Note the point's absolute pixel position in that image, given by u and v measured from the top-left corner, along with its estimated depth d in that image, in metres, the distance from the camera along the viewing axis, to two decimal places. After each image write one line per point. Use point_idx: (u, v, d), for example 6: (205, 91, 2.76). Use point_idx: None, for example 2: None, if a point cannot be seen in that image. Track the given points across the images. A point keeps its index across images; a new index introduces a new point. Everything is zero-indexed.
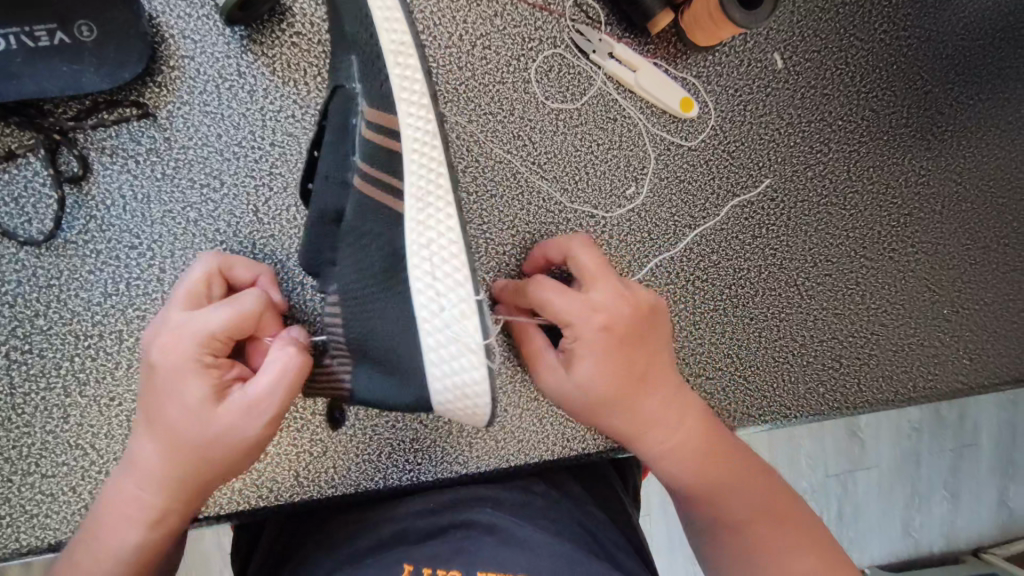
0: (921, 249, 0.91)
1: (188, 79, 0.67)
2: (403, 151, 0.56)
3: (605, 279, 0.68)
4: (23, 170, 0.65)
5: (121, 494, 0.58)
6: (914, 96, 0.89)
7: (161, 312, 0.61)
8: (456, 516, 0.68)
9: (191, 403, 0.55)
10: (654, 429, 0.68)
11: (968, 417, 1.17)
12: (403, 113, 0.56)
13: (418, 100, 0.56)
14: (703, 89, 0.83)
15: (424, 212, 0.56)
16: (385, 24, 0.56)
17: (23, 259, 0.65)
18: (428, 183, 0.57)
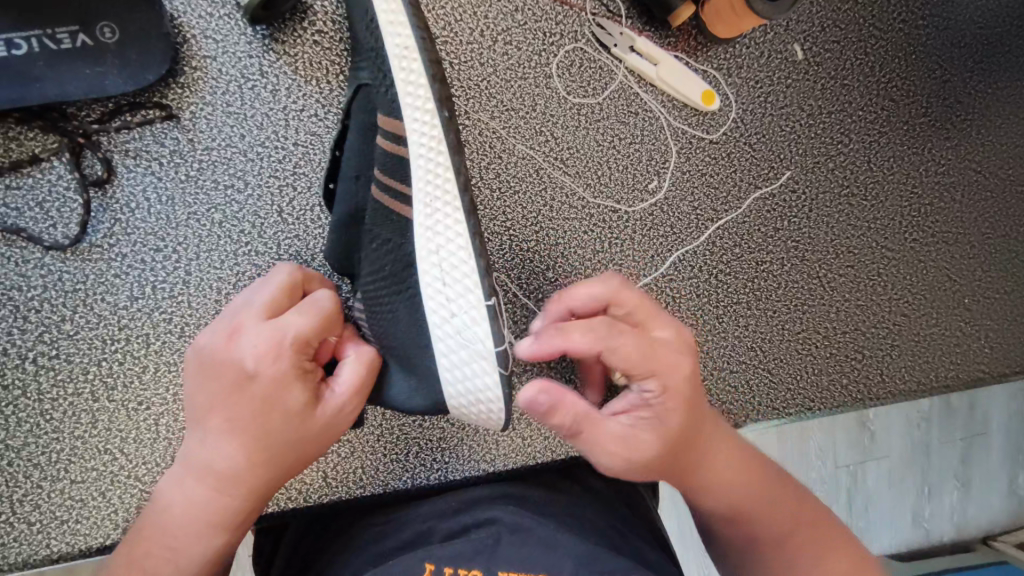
0: (942, 239, 0.90)
1: (211, 80, 0.66)
2: (409, 156, 0.55)
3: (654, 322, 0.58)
4: (47, 174, 0.64)
5: (190, 500, 0.54)
6: (933, 85, 0.89)
7: (234, 313, 0.57)
8: (481, 514, 0.67)
9: (293, 409, 0.54)
10: (716, 467, 0.60)
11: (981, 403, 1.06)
12: (408, 119, 0.55)
13: (421, 104, 0.54)
14: (724, 81, 0.83)
15: (431, 217, 0.55)
16: (388, 27, 0.55)
17: (49, 264, 0.65)
18: (435, 188, 0.55)
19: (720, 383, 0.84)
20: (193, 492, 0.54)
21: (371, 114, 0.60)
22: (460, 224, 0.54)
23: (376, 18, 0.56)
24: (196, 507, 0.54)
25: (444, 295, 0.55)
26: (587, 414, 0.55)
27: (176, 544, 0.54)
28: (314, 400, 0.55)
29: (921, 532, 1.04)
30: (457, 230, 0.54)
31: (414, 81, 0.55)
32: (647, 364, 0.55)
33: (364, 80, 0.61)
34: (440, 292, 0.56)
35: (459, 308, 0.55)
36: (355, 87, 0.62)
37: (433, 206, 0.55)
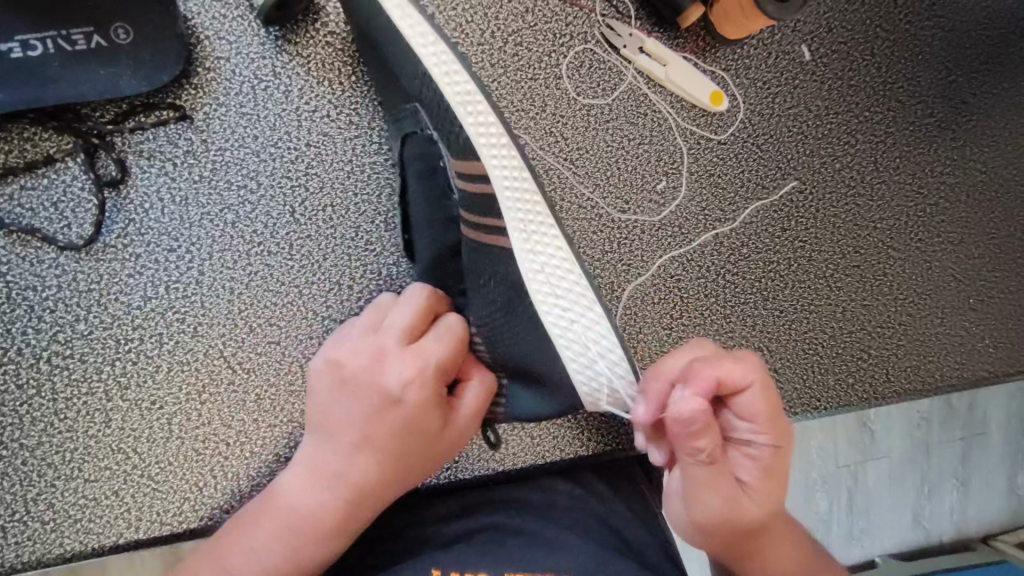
0: (947, 239, 0.91)
1: (223, 80, 0.67)
2: (495, 190, 0.57)
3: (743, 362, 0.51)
4: (62, 175, 0.65)
5: (314, 507, 0.58)
6: (939, 86, 0.89)
7: (366, 336, 0.61)
8: (488, 520, 0.70)
9: (426, 428, 0.59)
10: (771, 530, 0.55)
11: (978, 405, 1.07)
12: (485, 154, 0.57)
13: (493, 132, 0.57)
14: (732, 82, 0.83)
15: (528, 234, 0.57)
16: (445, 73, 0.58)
17: (63, 264, 0.65)
18: (524, 207, 0.57)
19: None
20: (321, 498, 0.58)
21: (429, 158, 0.64)
22: (558, 234, 0.57)
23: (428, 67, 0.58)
24: (324, 513, 0.57)
25: (561, 306, 0.56)
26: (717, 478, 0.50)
27: (304, 546, 0.57)
28: (445, 419, 0.60)
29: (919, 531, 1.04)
30: (554, 240, 0.57)
31: (467, 103, 0.57)
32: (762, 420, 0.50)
33: (406, 129, 0.65)
34: (556, 304, 0.56)
35: (575, 323, 0.55)
36: (398, 135, 0.67)
37: (530, 225, 0.57)
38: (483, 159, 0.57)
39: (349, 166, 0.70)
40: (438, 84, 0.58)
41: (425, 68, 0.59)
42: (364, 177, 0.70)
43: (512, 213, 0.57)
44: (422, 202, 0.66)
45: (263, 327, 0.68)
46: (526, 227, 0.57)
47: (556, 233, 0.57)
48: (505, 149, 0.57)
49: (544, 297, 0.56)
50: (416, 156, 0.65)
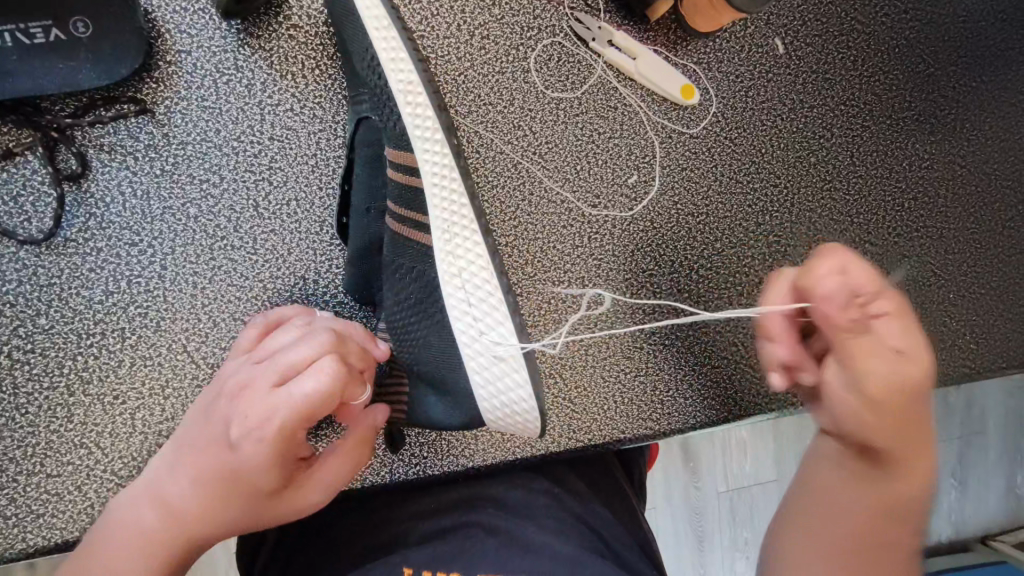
0: (926, 234, 0.90)
1: (185, 74, 0.67)
2: (425, 188, 0.61)
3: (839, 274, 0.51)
4: (22, 169, 0.65)
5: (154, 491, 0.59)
6: (916, 80, 0.89)
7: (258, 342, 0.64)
8: (458, 517, 0.69)
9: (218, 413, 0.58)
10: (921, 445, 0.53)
11: (976, 404, 1.16)
12: (419, 151, 0.60)
13: (431, 134, 0.60)
14: (704, 75, 0.83)
15: (451, 242, 0.61)
16: (391, 65, 0.60)
17: (24, 258, 0.65)
18: (454, 214, 0.60)
19: (701, 378, 0.84)
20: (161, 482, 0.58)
21: (379, 146, 0.66)
22: (480, 244, 0.60)
23: (377, 57, 0.61)
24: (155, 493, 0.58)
25: (472, 314, 0.61)
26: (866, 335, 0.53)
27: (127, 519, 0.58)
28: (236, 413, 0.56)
29: None
30: (479, 251, 0.60)
31: (407, 93, 0.60)
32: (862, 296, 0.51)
33: (364, 113, 0.66)
34: (468, 312, 0.61)
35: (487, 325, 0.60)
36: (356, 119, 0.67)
37: (452, 230, 0.61)
38: (415, 153, 0.60)
39: (312, 160, 0.69)
40: (382, 72, 0.61)
41: (374, 53, 0.61)
42: (328, 171, 0.69)
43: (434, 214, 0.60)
44: (363, 189, 0.68)
45: (227, 321, 0.67)
46: (448, 232, 0.60)
47: (479, 244, 0.60)
48: (437, 146, 0.60)
49: (456, 304, 0.61)
50: (368, 143, 0.67)
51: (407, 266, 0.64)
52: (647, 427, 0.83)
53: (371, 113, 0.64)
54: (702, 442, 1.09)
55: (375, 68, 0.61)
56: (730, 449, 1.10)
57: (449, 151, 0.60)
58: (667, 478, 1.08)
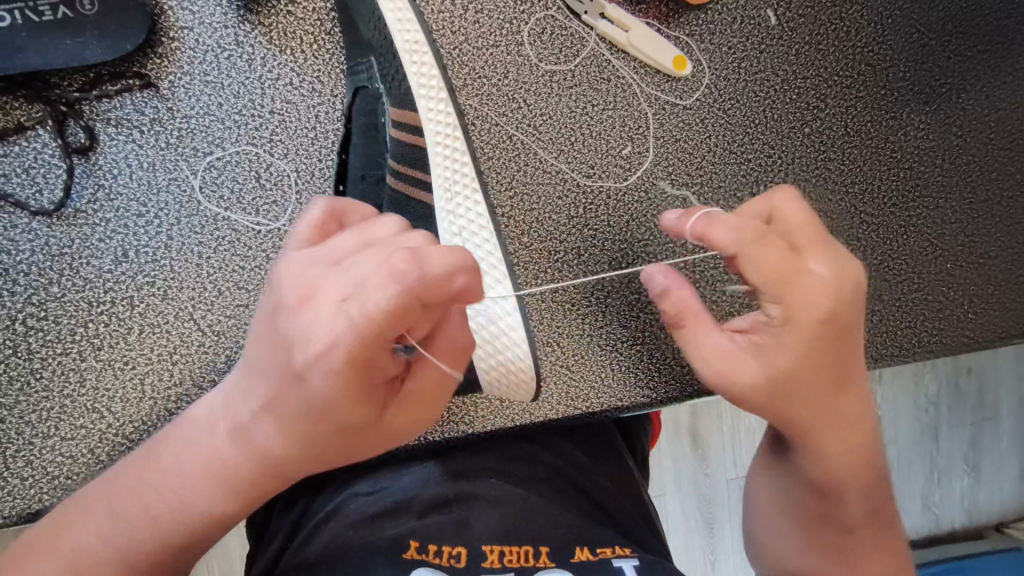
0: (922, 204, 0.91)
1: (188, 50, 0.69)
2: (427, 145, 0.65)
3: (786, 291, 0.57)
4: (33, 143, 0.67)
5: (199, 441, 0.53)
6: (910, 49, 0.89)
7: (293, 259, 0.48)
8: (458, 487, 0.70)
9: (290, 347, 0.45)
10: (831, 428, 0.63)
11: (985, 390, 1.28)
12: (423, 110, 0.65)
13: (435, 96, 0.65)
14: (696, 47, 0.84)
15: (452, 202, 0.65)
16: (398, 25, 0.64)
17: (36, 229, 0.67)
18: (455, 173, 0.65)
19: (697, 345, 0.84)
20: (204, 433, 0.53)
21: (378, 112, 0.73)
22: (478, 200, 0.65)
23: (384, 17, 0.65)
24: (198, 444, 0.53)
25: None
26: (689, 308, 0.62)
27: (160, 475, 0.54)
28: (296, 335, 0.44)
29: (928, 514, 1.27)
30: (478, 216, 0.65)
31: (413, 53, 0.65)
32: (775, 293, 0.58)
33: (361, 83, 0.72)
34: None
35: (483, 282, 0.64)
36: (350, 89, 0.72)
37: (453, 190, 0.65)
38: (420, 113, 0.65)
39: (312, 132, 0.71)
40: (390, 32, 0.64)
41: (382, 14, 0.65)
42: (327, 143, 0.71)
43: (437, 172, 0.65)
44: (362, 157, 0.73)
45: (231, 290, 0.69)
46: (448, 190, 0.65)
47: (477, 202, 0.65)
48: (441, 105, 0.65)
49: None
50: (366, 112, 0.73)
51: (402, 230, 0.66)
52: (645, 395, 0.83)
53: (370, 81, 0.71)
54: (710, 429, 1.16)
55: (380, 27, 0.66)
56: (740, 433, 1.16)
57: (453, 110, 0.65)
58: (674, 463, 1.15)
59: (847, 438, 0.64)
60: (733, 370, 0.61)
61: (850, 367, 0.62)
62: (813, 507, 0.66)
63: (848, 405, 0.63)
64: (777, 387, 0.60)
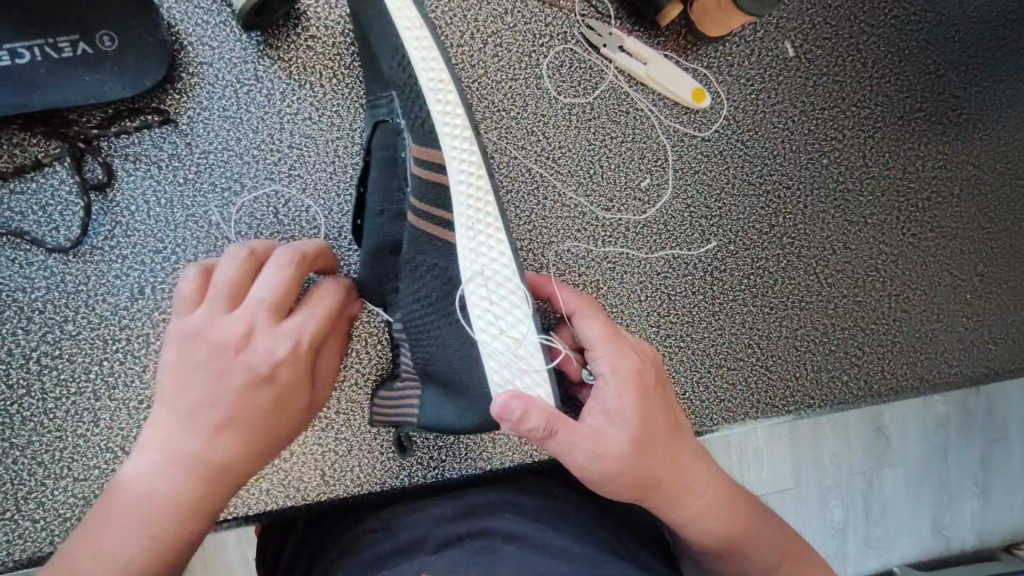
0: (941, 234, 0.90)
1: (206, 85, 0.68)
2: (450, 185, 0.59)
3: (615, 362, 0.63)
4: (51, 179, 0.66)
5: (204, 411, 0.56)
6: (927, 79, 0.89)
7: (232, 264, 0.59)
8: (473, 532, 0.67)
9: (273, 282, 0.59)
10: (682, 479, 0.63)
11: None
12: (446, 147, 0.59)
13: (459, 133, 0.59)
14: (715, 79, 0.84)
15: (474, 239, 0.59)
16: (422, 62, 0.60)
17: (52, 267, 0.66)
18: (478, 213, 0.59)
19: (718, 380, 0.85)
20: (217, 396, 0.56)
21: (397, 146, 0.65)
22: (502, 243, 0.59)
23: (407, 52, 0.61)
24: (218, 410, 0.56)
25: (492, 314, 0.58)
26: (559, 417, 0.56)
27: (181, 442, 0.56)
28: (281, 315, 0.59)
29: None
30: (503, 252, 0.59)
31: (438, 91, 0.60)
32: (615, 420, 0.60)
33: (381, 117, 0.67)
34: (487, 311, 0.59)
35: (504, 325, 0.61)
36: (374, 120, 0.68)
37: (476, 229, 0.59)
38: (442, 149, 0.59)
39: (331, 167, 0.71)
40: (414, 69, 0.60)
41: (406, 50, 0.61)
42: (345, 177, 0.71)
43: (460, 211, 0.59)
44: (378, 192, 0.67)
45: None
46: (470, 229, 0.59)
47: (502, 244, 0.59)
48: (465, 141, 0.59)
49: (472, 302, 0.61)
50: (386, 145, 0.67)
51: (417, 267, 0.64)
52: None
53: (390, 116, 0.66)
54: None
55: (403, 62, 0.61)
56: None
57: (477, 149, 0.59)
58: None
59: (690, 477, 0.64)
60: (601, 466, 0.59)
61: (666, 427, 0.63)
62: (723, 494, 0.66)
63: (677, 451, 0.64)
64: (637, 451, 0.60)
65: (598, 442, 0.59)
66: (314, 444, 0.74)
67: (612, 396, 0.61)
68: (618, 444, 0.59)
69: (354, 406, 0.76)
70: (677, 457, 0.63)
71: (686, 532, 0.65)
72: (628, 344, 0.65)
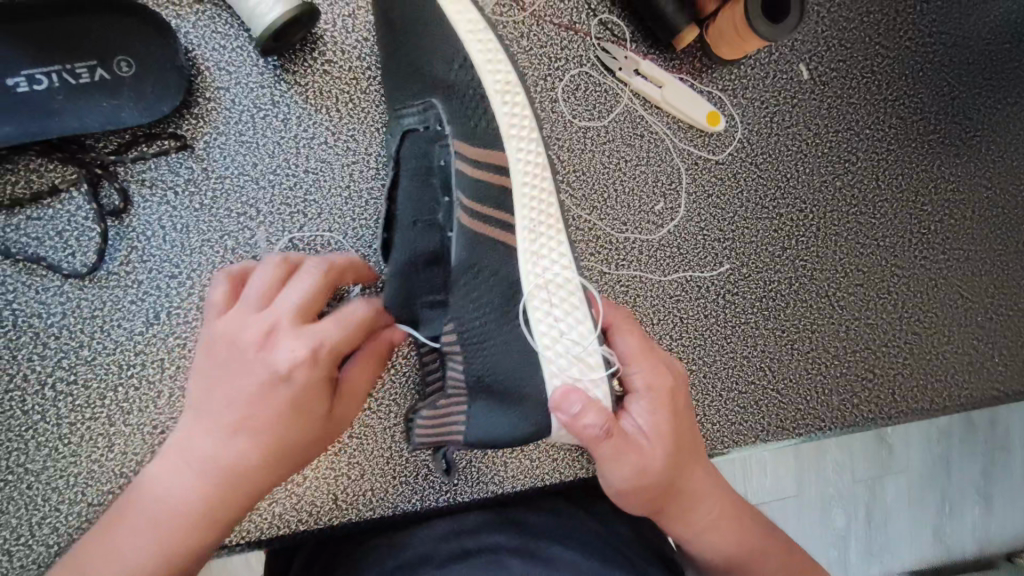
0: (953, 256, 0.90)
1: (223, 110, 0.68)
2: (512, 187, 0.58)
3: (654, 375, 0.59)
4: (66, 205, 0.66)
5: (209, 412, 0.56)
6: (940, 102, 0.89)
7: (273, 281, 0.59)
8: None
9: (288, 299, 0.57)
10: (698, 492, 0.62)
11: None
12: (512, 149, 0.58)
13: (525, 135, 0.58)
14: (729, 102, 0.84)
15: (536, 244, 0.58)
16: (487, 66, 0.58)
17: (68, 292, 0.66)
18: (539, 217, 0.58)
19: (730, 402, 0.84)
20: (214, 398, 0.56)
21: (433, 156, 0.64)
22: (563, 246, 0.58)
23: (471, 56, 0.58)
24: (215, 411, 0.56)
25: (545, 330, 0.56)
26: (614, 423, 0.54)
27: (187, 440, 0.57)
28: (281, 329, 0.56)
29: None
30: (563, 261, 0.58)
31: (503, 92, 0.58)
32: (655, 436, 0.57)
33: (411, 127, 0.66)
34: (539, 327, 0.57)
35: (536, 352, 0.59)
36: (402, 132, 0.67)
37: (536, 232, 0.58)
38: (507, 151, 0.58)
39: (346, 191, 0.71)
40: (478, 70, 0.58)
41: (467, 54, 0.58)
42: (361, 202, 0.71)
43: (522, 213, 0.58)
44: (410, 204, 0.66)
45: None
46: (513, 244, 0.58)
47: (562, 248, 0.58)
48: (530, 144, 0.58)
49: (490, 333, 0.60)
50: (418, 155, 0.66)
51: None
52: None
53: (426, 124, 0.65)
54: None
55: (466, 66, 0.58)
56: None
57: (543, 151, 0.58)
58: None
59: (704, 490, 0.63)
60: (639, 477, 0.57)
61: (689, 441, 0.62)
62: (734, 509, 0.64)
63: (695, 465, 0.62)
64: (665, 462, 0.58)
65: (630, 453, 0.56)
66: (328, 468, 0.74)
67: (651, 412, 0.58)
68: (650, 458, 0.57)
69: (367, 429, 0.75)
70: (694, 470, 0.62)
71: (694, 548, 0.64)
72: (664, 361, 0.61)
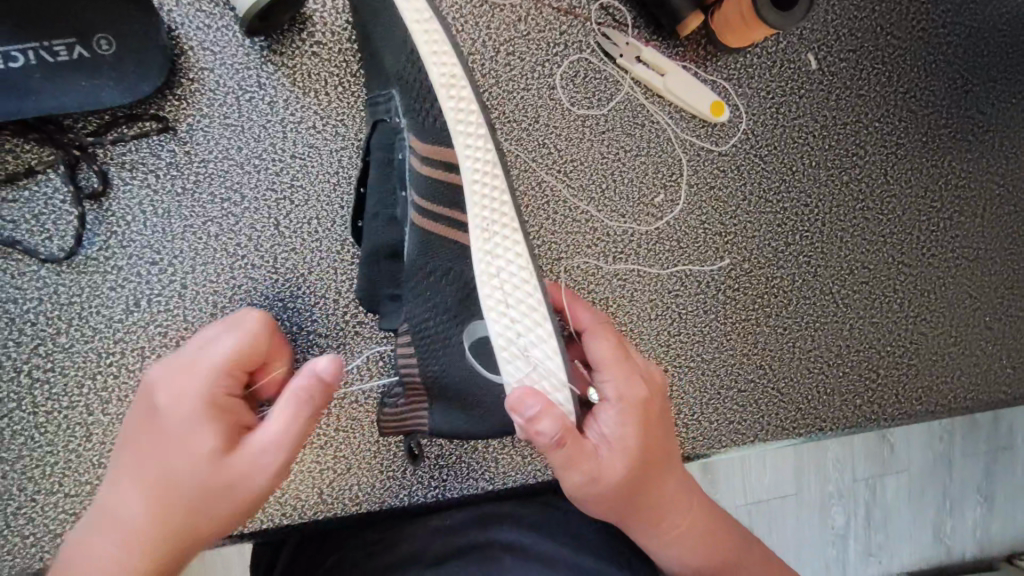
0: (962, 254, 0.87)
1: (207, 91, 0.66)
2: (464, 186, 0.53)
3: (625, 383, 0.57)
4: (44, 187, 0.64)
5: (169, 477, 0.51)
6: (953, 95, 0.86)
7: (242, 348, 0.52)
8: None
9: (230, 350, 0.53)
10: (668, 504, 0.59)
11: None
12: (459, 146, 0.53)
13: (474, 130, 0.53)
14: (734, 91, 0.81)
15: (490, 243, 0.53)
16: (431, 57, 0.53)
17: (45, 277, 0.64)
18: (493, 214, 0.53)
19: (728, 401, 0.82)
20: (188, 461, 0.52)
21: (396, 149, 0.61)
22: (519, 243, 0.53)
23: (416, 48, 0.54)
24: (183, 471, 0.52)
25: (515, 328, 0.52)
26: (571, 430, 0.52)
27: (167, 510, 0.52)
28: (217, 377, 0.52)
29: None
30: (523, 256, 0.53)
31: (450, 86, 0.53)
32: (619, 446, 0.55)
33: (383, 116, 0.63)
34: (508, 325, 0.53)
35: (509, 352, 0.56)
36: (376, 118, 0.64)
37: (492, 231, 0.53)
38: (455, 147, 0.53)
39: (334, 177, 0.68)
40: (422, 60, 0.53)
41: (414, 44, 0.54)
42: (348, 188, 0.68)
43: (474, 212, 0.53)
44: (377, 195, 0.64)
45: None
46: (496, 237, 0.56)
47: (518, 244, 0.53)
48: (481, 142, 0.53)
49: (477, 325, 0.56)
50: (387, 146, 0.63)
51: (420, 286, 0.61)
52: None
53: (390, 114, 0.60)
54: None
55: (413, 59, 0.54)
56: None
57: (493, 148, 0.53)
58: None
59: (676, 503, 0.59)
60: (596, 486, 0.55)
61: (660, 451, 0.58)
62: (707, 522, 0.61)
63: (665, 475, 0.59)
64: (631, 473, 0.55)
65: (592, 463, 0.54)
66: (313, 462, 0.72)
67: (618, 418, 0.55)
68: (612, 467, 0.54)
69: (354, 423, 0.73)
70: (664, 480, 0.58)
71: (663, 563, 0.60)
72: (638, 369, 0.59)
